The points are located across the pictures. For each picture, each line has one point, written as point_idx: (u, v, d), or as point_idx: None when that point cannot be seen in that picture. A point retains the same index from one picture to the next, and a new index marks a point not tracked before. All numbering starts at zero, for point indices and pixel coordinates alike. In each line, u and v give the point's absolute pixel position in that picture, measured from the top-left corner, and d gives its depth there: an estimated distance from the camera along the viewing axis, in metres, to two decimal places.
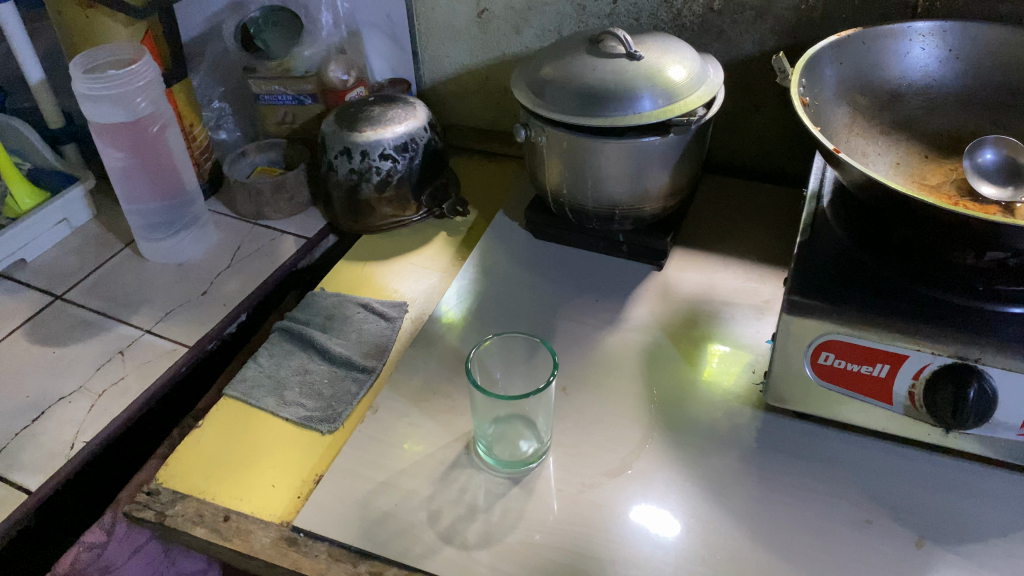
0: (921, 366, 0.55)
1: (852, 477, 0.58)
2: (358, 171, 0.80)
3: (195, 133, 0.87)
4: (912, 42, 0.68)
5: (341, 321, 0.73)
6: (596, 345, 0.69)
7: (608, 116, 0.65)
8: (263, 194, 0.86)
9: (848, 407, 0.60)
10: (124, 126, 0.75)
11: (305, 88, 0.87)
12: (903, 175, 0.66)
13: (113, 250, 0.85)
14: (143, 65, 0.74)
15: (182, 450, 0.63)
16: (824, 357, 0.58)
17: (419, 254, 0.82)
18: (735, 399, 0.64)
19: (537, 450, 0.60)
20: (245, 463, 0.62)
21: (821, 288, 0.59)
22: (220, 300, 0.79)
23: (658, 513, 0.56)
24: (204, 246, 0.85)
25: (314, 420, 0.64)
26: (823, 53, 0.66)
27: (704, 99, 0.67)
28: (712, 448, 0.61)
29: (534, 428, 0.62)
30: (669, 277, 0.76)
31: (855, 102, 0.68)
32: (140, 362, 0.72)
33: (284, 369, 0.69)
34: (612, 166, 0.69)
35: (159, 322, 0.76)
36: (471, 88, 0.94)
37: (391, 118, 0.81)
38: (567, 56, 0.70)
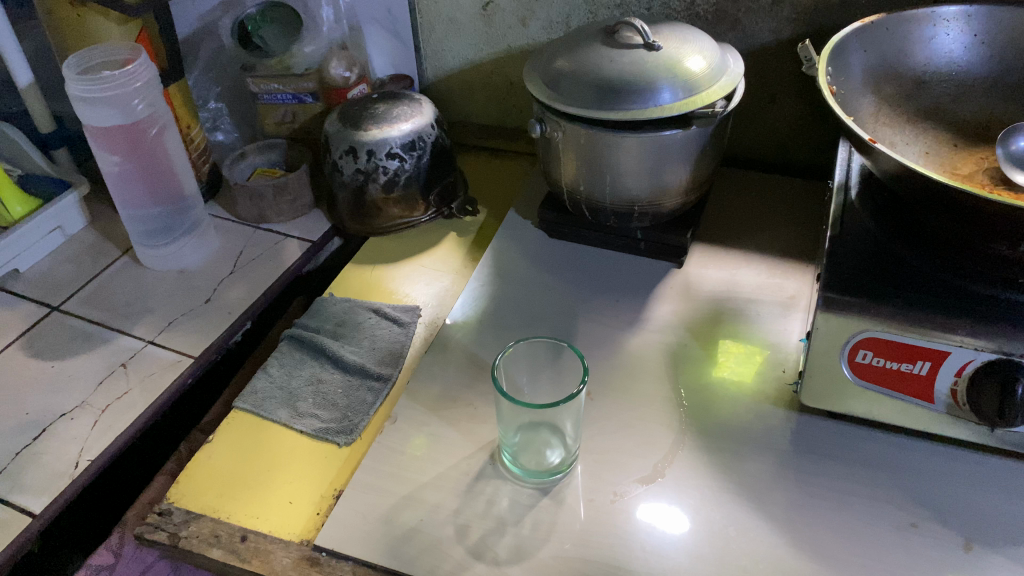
0: (964, 363, 0.53)
1: (894, 479, 0.56)
2: (364, 171, 0.77)
3: (192, 135, 0.84)
4: (937, 27, 0.66)
5: (352, 327, 0.70)
6: (619, 347, 0.67)
7: (627, 109, 0.63)
8: (265, 197, 0.82)
9: (887, 407, 0.58)
10: (120, 129, 0.72)
11: (306, 85, 0.84)
12: (933, 165, 0.64)
13: (110, 258, 0.82)
14: (140, 66, 0.71)
15: (193, 466, 0.61)
16: (861, 356, 0.56)
17: (429, 256, 0.79)
18: (768, 400, 0.62)
19: (559, 465, 0.58)
20: (260, 480, 0.59)
21: (856, 283, 0.57)
22: (224, 308, 0.76)
23: (668, 510, 0.55)
24: (204, 253, 0.82)
25: (329, 432, 0.62)
26: (848, 40, 0.64)
27: (725, 91, 0.65)
28: (746, 452, 0.58)
29: (562, 440, 0.59)
30: (690, 274, 0.74)
31: (880, 90, 0.66)
32: (144, 376, 0.69)
33: (295, 379, 0.66)
34: (631, 161, 0.67)
35: (161, 333, 0.73)
36: (476, 83, 0.91)
37: (397, 115, 0.78)
38: (581, 47, 0.68)
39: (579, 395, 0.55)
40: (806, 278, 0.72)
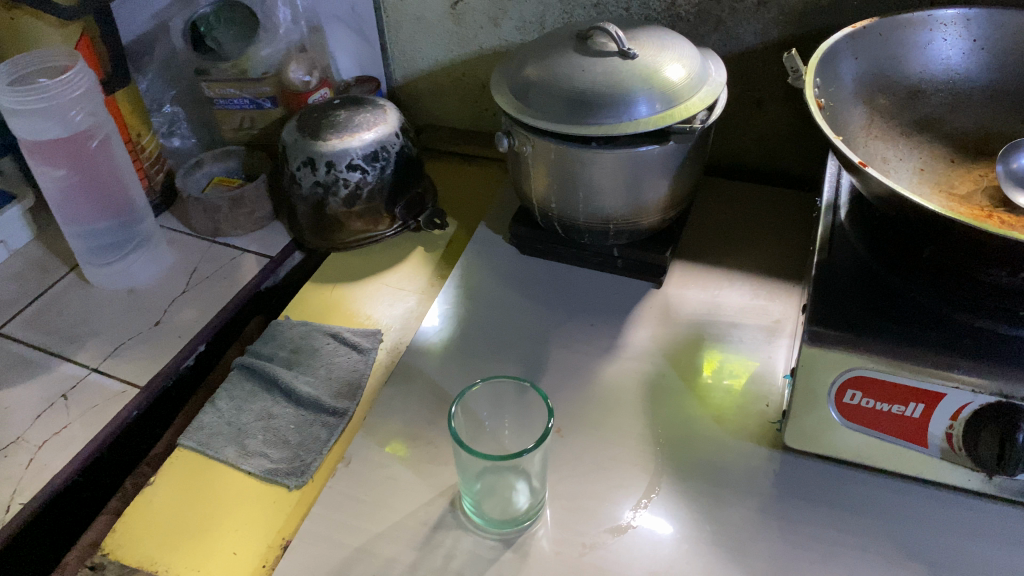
0: (960, 407, 0.49)
1: (885, 528, 0.52)
2: (324, 184, 0.72)
3: (144, 143, 0.80)
4: (934, 32, 0.62)
5: (308, 355, 0.66)
6: (593, 377, 0.63)
7: (601, 124, 0.58)
8: (220, 210, 0.78)
9: (876, 450, 0.53)
10: (58, 143, 0.67)
11: (264, 90, 0.80)
12: (929, 185, 0.59)
13: (56, 275, 0.77)
14: (77, 74, 0.65)
15: (132, 512, 0.56)
16: (849, 397, 0.52)
17: (394, 273, 0.75)
18: (750, 438, 0.58)
19: (529, 512, 0.53)
20: (203, 528, 0.55)
21: (846, 317, 0.52)
22: (175, 331, 0.71)
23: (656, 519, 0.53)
24: (157, 268, 0.78)
25: (279, 474, 0.58)
26: (839, 47, 0.59)
27: (706, 102, 0.60)
28: (726, 497, 0.54)
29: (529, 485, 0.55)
30: (669, 295, 0.69)
31: (873, 101, 0.61)
32: (86, 408, 0.65)
33: (245, 414, 0.62)
34: (605, 178, 0.62)
35: (106, 359, 0.69)
36: (447, 85, 0.87)
37: (359, 124, 0.73)
38: (552, 55, 0.63)
39: (544, 440, 0.50)
40: (793, 300, 0.68)
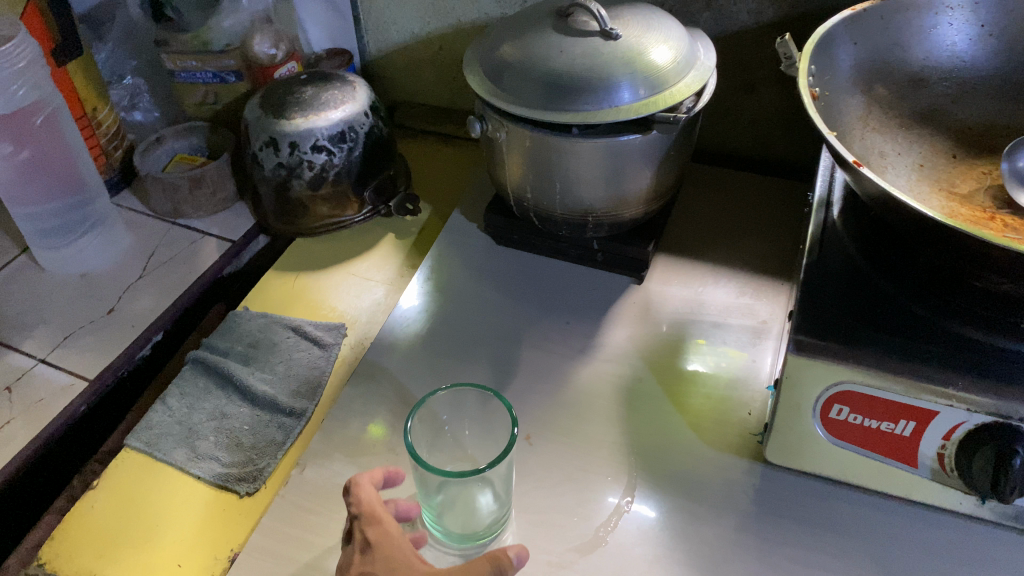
0: (953, 426, 0.45)
1: (871, 552, 0.49)
2: (287, 166, 0.68)
3: (100, 118, 0.78)
4: (939, 16, 0.57)
5: (267, 349, 0.63)
6: (566, 380, 0.59)
7: (577, 111, 0.54)
8: (180, 190, 0.75)
9: (863, 468, 0.50)
10: (2, 120, 0.63)
11: (227, 64, 0.77)
12: (927, 182, 0.55)
13: (7, 257, 0.75)
14: (20, 45, 0.61)
15: (72, 519, 0.53)
16: (836, 411, 0.48)
17: (361, 262, 0.72)
18: (728, 449, 0.55)
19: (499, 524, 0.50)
20: (145, 537, 0.51)
21: (835, 325, 0.49)
22: (129, 321, 0.68)
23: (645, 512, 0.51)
24: (112, 252, 0.75)
25: (229, 480, 0.54)
26: (836, 30, 0.55)
27: (694, 87, 0.56)
28: (702, 514, 0.51)
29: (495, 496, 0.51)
30: (650, 291, 0.66)
31: (871, 90, 0.57)
32: (30, 403, 0.62)
33: (196, 413, 0.59)
34: (583, 168, 0.58)
35: (55, 350, 0.66)
36: (423, 60, 0.83)
37: (326, 101, 0.69)
38: (529, 33, 0.59)
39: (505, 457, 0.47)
40: (780, 300, 0.64)
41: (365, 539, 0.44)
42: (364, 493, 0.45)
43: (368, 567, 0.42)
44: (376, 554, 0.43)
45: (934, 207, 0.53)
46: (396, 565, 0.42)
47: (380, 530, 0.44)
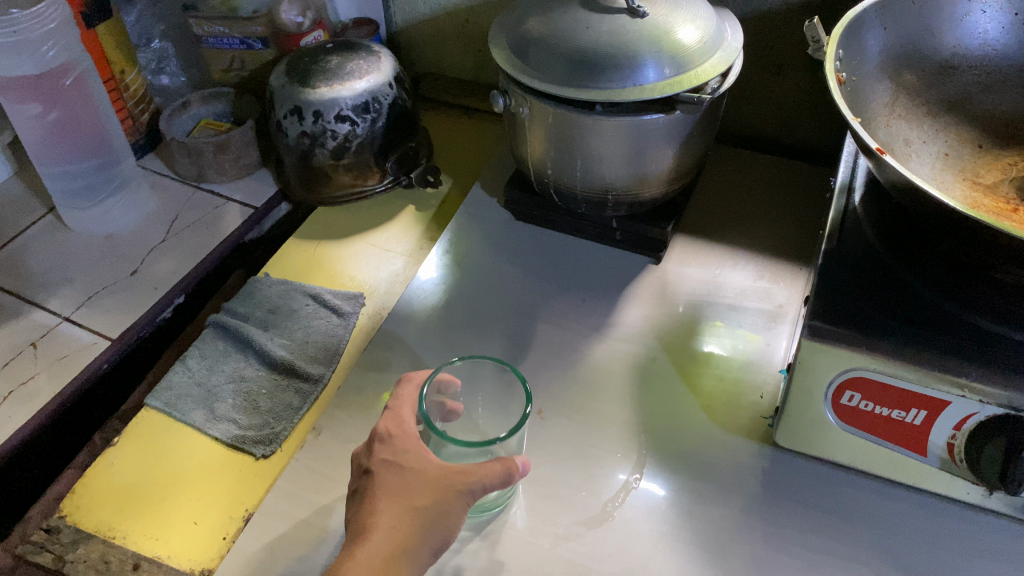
0: (964, 416, 0.45)
1: (878, 538, 0.49)
2: (311, 135, 0.69)
3: (127, 81, 0.79)
4: (971, 3, 0.56)
5: (286, 316, 0.64)
6: (580, 357, 0.60)
7: (601, 89, 0.54)
8: (205, 154, 0.76)
9: (872, 454, 0.50)
10: (32, 81, 0.65)
11: (254, 30, 0.78)
12: (951, 171, 0.55)
13: (34, 216, 0.76)
14: (51, 7, 0.63)
15: (92, 474, 0.54)
16: (847, 398, 0.48)
17: (381, 233, 0.72)
18: (738, 431, 0.55)
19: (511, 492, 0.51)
20: (163, 494, 0.53)
21: (850, 312, 0.49)
22: (152, 283, 0.69)
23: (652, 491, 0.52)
24: (137, 213, 0.76)
25: (246, 442, 0.55)
26: (866, 15, 0.54)
27: (719, 68, 0.56)
28: (709, 494, 0.51)
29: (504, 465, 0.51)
30: (668, 272, 0.66)
31: (899, 77, 0.56)
32: (54, 359, 0.63)
33: (215, 375, 0.60)
34: (605, 147, 0.59)
35: (79, 309, 0.67)
36: (448, 32, 0.84)
37: (351, 71, 0.69)
38: (556, 8, 0.58)
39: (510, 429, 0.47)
40: (798, 285, 0.64)
41: (384, 430, 0.46)
42: (407, 390, 0.49)
43: (387, 455, 0.45)
44: (395, 445, 0.45)
45: (957, 197, 0.53)
46: (412, 455, 0.44)
47: (401, 424, 0.46)
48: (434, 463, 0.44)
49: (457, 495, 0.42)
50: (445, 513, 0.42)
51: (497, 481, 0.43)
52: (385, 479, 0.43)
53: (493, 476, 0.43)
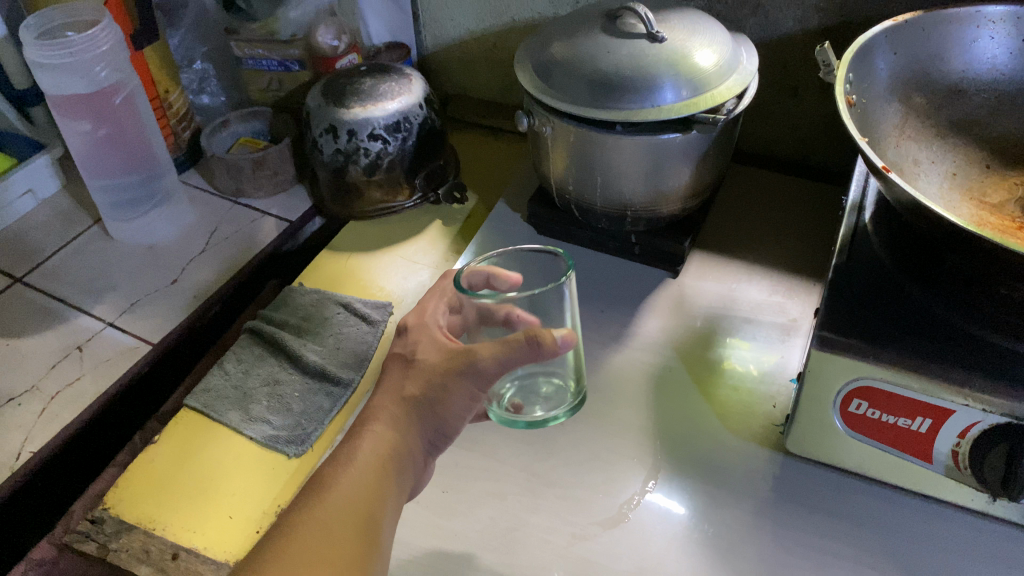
0: (968, 425, 0.46)
1: (885, 543, 0.50)
2: (345, 152, 0.72)
3: (170, 101, 0.84)
4: (980, 28, 0.59)
5: (319, 323, 0.67)
6: (599, 366, 0.63)
7: (621, 109, 0.57)
8: (243, 170, 0.81)
9: (880, 461, 0.52)
10: (84, 99, 0.70)
11: (292, 53, 0.83)
12: (959, 190, 0.57)
13: (82, 227, 0.81)
14: (104, 30, 0.67)
15: (135, 469, 0.57)
16: (855, 405, 0.50)
17: (409, 245, 0.75)
18: (751, 438, 0.57)
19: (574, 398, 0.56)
20: (200, 489, 0.55)
21: (859, 323, 0.50)
22: (191, 291, 0.73)
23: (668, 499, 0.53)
24: (177, 226, 0.80)
25: (280, 441, 0.58)
26: (876, 40, 0.57)
27: (736, 90, 0.58)
28: (722, 497, 0.53)
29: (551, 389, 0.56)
30: (685, 285, 0.69)
31: (909, 99, 0.59)
32: (99, 361, 0.67)
33: (251, 379, 0.63)
34: (625, 165, 0.61)
35: (122, 315, 0.71)
36: (476, 55, 0.88)
37: (383, 92, 0.72)
38: (579, 33, 0.61)
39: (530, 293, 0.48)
40: (812, 300, 0.66)
41: (405, 323, 0.50)
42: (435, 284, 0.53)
43: (399, 351, 0.49)
44: (407, 337, 0.49)
45: (963, 215, 0.55)
46: (419, 345, 0.48)
47: (418, 316, 0.50)
48: (440, 350, 0.46)
49: (455, 378, 0.45)
50: (444, 399, 0.45)
51: (509, 360, 0.44)
52: (390, 373, 0.47)
53: (502, 356, 0.44)
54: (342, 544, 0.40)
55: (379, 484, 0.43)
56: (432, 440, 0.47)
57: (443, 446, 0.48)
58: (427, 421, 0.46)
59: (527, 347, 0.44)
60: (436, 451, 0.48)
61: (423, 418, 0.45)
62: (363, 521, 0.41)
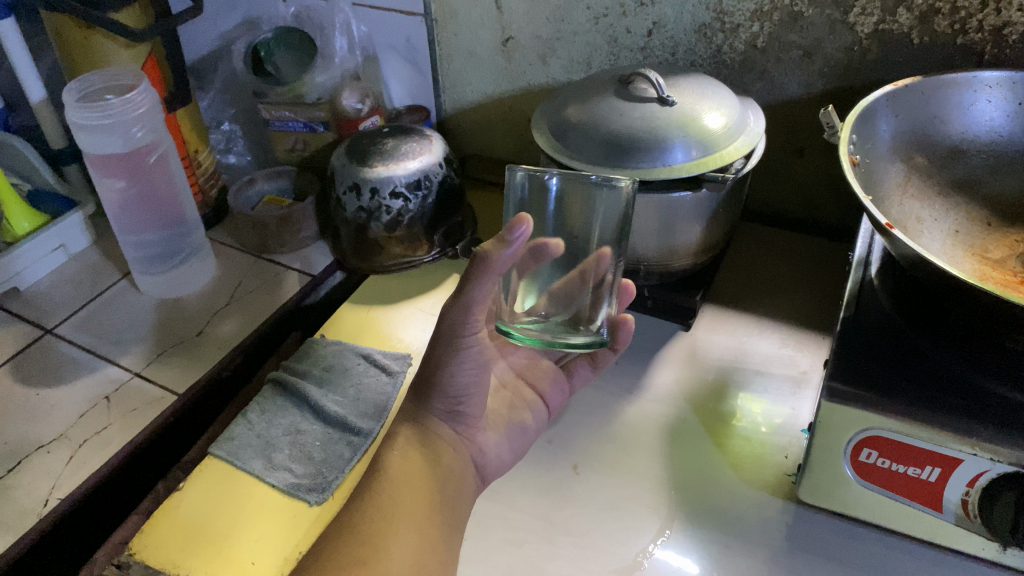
0: (977, 474, 0.47)
1: None
2: (367, 209, 0.75)
3: (199, 159, 0.88)
4: (977, 93, 0.61)
5: (339, 373, 0.69)
6: (614, 417, 0.64)
7: (634, 168, 0.59)
8: (268, 227, 0.84)
9: (891, 510, 0.52)
10: (119, 158, 0.73)
11: (317, 115, 0.86)
12: (961, 247, 0.59)
13: (110, 281, 0.84)
14: (140, 94, 0.71)
15: (161, 515, 0.59)
16: (865, 455, 0.51)
17: (427, 299, 0.78)
18: (764, 488, 0.58)
19: (594, 339, 0.55)
20: (224, 536, 0.57)
21: (867, 373, 0.51)
22: (215, 343, 0.75)
23: (685, 548, 0.54)
24: (202, 280, 0.83)
25: (301, 489, 0.59)
26: (878, 103, 0.59)
27: (743, 150, 0.61)
28: (737, 546, 0.54)
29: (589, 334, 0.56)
30: (697, 338, 0.71)
31: (911, 159, 0.61)
32: (125, 410, 0.68)
33: (274, 428, 0.65)
34: (637, 220, 0.64)
35: (149, 365, 0.73)
36: (492, 117, 0.92)
37: (405, 152, 0.75)
38: (593, 97, 0.65)
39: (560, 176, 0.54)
40: (821, 353, 0.68)
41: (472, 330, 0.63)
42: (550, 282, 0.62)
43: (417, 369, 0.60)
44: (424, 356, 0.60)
45: (965, 270, 0.57)
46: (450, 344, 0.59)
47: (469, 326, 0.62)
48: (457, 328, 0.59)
49: (437, 355, 0.53)
50: (436, 375, 0.54)
51: (462, 300, 0.49)
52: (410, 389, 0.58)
53: (462, 308, 0.49)
54: (402, 512, 0.49)
55: (412, 487, 0.51)
56: (448, 407, 0.56)
57: (465, 410, 0.56)
58: (431, 398, 0.55)
59: (475, 267, 0.47)
60: (462, 416, 0.56)
61: (427, 397, 0.55)
62: (406, 524, 0.49)
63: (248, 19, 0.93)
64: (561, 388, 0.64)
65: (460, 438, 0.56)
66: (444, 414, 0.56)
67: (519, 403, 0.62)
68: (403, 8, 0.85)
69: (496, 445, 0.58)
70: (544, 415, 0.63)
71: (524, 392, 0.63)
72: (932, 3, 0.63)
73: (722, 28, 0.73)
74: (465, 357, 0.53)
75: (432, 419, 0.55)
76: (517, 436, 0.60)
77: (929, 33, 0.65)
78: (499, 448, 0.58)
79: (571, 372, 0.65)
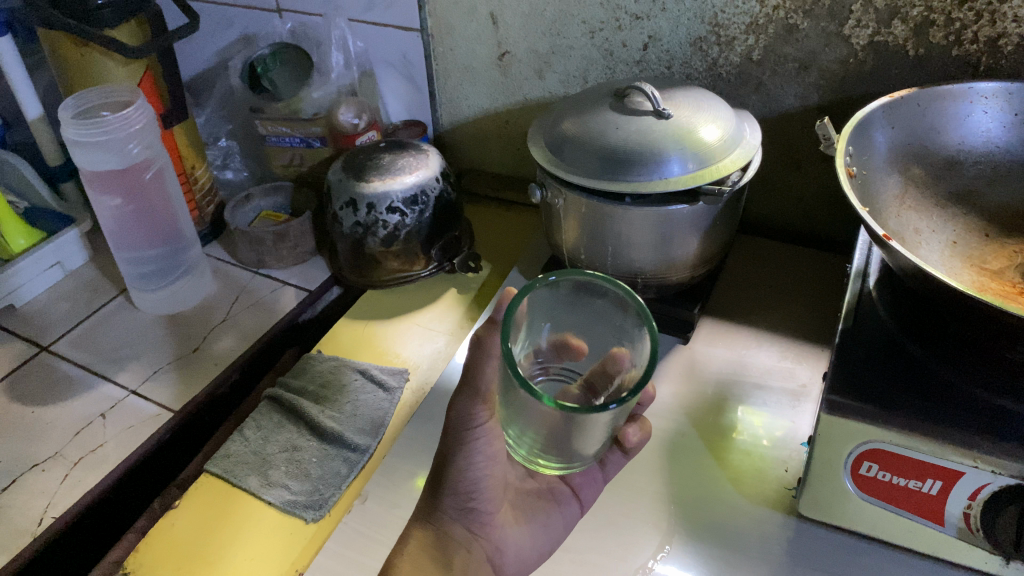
0: (978, 487, 0.47)
1: None
2: (364, 224, 0.75)
3: (196, 176, 0.88)
4: (973, 104, 0.61)
5: (336, 389, 0.69)
6: None
7: (630, 182, 0.59)
8: (265, 243, 0.84)
9: (893, 524, 0.52)
10: (116, 175, 0.73)
11: (315, 131, 0.88)
12: (960, 258, 0.59)
13: (106, 298, 0.84)
14: (136, 110, 0.71)
15: (155, 535, 0.58)
16: (866, 468, 0.50)
17: (424, 314, 0.77)
18: (764, 503, 0.58)
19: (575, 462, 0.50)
20: (219, 554, 0.56)
21: (866, 385, 0.51)
22: (212, 360, 0.75)
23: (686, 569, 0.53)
24: (199, 296, 0.83)
25: (298, 507, 0.59)
26: (874, 116, 0.59)
27: (740, 163, 0.61)
28: (736, 562, 0.53)
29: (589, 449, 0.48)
30: (696, 351, 0.71)
31: (907, 171, 0.61)
32: (121, 428, 0.68)
33: (270, 445, 0.64)
34: (634, 233, 0.64)
35: (144, 383, 0.73)
36: (489, 132, 0.92)
37: (401, 167, 0.75)
38: (589, 110, 0.65)
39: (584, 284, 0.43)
40: (820, 365, 0.68)
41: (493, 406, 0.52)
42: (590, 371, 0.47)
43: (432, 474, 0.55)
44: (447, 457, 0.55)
45: (965, 282, 0.56)
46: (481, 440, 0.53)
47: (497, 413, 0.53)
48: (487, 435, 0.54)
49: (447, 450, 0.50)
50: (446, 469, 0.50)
51: (471, 384, 0.48)
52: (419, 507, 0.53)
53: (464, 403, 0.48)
54: None
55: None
56: (459, 504, 0.52)
57: (478, 507, 0.53)
58: (442, 494, 0.51)
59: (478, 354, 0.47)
60: (476, 513, 0.53)
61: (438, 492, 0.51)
62: None
63: (244, 36, 0.95)
64: (593, 480, 0.57)
65: (475, 537, 0.53)
66: (456, 513, 0.52)
67: (542, 496, 0.57)
68: (400, 23, 0.85)
69: (519, 545, 0.54)
70: (573, 509, 0.57)
71: (551, 484, 0.58)
72: (926, 14, 0.63)
73: (718, 40, 0.73)
74: (478, 448, 0.49)
75: (444, 518, 0.52)
76: (542, 533, 0.55)
77: (924, 45, 0.65)
78: (521, 546, 0.54)
79: (603, 461, 0.57)
